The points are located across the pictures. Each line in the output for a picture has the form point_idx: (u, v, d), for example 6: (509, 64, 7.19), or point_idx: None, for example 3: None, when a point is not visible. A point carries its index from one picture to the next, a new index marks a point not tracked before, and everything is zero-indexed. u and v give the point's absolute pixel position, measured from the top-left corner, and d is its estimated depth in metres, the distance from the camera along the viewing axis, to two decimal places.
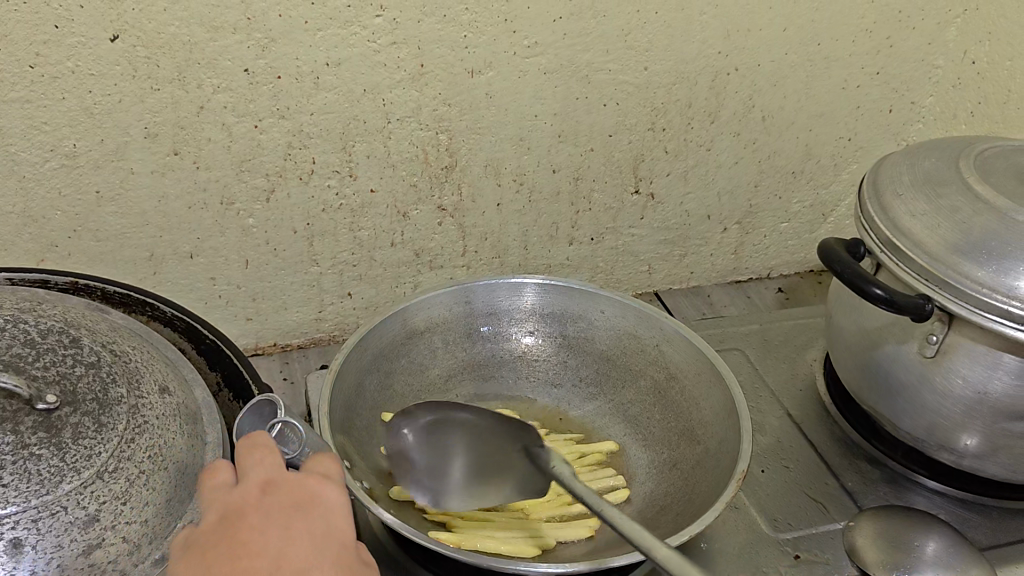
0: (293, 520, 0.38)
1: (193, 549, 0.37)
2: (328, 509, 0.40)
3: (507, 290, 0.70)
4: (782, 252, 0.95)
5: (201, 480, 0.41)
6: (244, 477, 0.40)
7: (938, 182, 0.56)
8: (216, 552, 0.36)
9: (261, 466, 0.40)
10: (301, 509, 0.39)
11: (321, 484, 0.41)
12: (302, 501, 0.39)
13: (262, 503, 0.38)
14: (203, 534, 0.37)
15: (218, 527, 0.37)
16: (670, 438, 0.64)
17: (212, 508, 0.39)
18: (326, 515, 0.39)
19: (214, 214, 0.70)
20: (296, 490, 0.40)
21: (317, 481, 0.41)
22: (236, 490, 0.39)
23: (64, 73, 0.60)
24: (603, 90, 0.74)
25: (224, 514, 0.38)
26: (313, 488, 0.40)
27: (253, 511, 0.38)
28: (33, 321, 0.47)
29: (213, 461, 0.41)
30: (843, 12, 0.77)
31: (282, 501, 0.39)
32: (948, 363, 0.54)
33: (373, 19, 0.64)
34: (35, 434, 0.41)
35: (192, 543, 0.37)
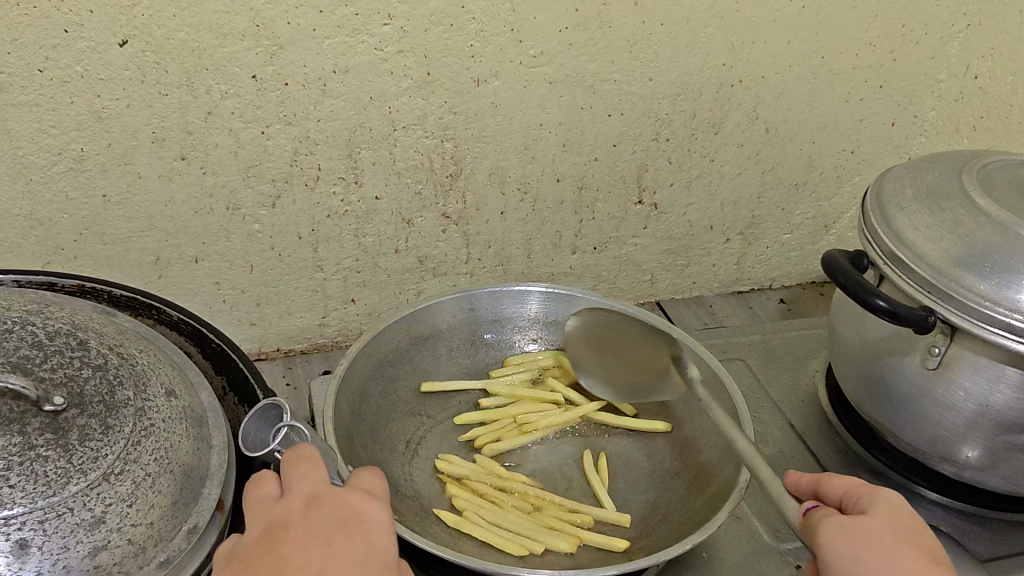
0: (335, 538, 0.38)
1: (236, 558, 0.38)
2: (372, 528, 0.40)
3: (513, 298, 0.71)
4: (784, 263, 0.95)
5: (246, 491, 0.42)
6: (289, 492, 0.41)
7: (942, 196, 0.57)
8: (258, 562, 0.37)
9: (305, 481, 0.41)
10: (345, 524, 0.39)
11: (366, 500, 0.41)
12: (346, 519, 0.40)
13: (305, 517, 0.39)
14: (246, 542, 0.38)
15: (262, 537, 0.38)
16: (672, 448, 0.64)
17: (257, 520, 0.40)
18: (370, 534, 0.40)
19: (220, 219, 0.71)
20: (340, 505, 0.40)
21: (362, 497, 0.41)
22: (280, 503, 0.40)
23: (73, 77, 0.60)
24: (608, 100, 0.75)
25: (267, 525, 0.39)
26: (357, 505, 0.41)
27: (297, 524, 0.39)
28: (40, 323, 0.47)
29: (260, 473, 0.43)
30: (846, 26, 0.77)
31: (325, 517, 0.39)
32: (950, 376, 0.55)
33: (380, 27, 0.65)
34: (42, 436, 0.41)
35: (237, 551, 0.38)
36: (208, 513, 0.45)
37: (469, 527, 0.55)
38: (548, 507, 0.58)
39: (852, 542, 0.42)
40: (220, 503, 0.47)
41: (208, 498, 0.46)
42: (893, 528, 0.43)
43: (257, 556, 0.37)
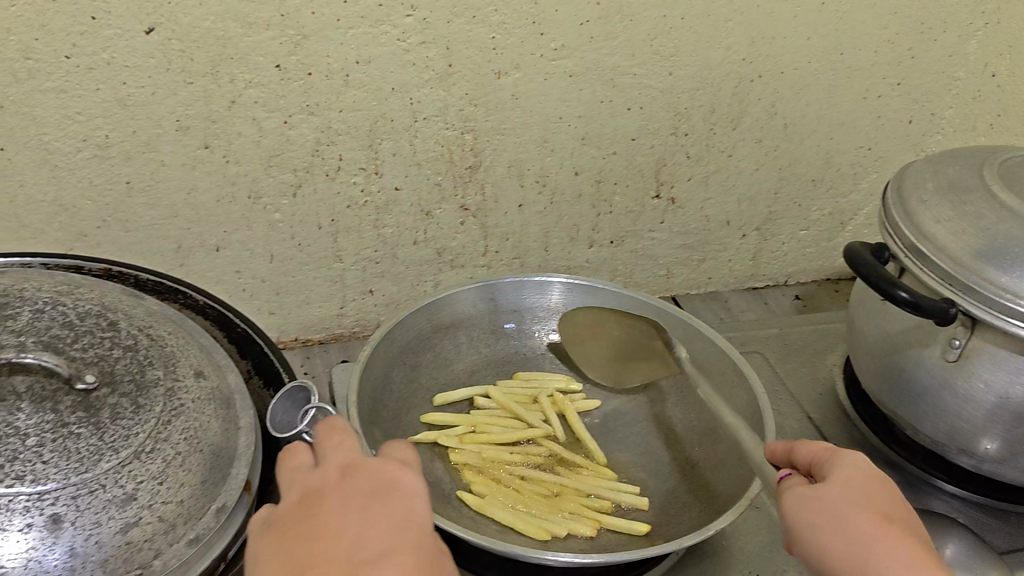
0: (370, 503, 0.39)
1: (273, 525, 0.39)
2: (407, 494, 0.40)
3: (533, 288, 0.71)
4: (800, 259, 0.95)
5: (281, 464, 0.43)
6: (324, 462, 0.42)
7: (963, 190, 0.57)
8: (293, 529, 0.38)
9: (339, 453, 0.42)
10: (379, 491, 0.40)
11: (400, 469, 0.41)
12: (380, 485, 0.40)
13: (339, 486, 0.40)
14: (283, 510, 0.40)
15: (298, 506, 0.39)
16: (692, 437, 0.64)
17: (293, 490, 0.41)
18: (405, 500, 0.40)
19: (242, 208, 0.71)
20: (375, 473, 0.41)
21: (396, 465, 0.42)
22: (314, 474, 0.41)
23: (99, 64, 0.60)
24: (628, 94, 0.75)
25: (303, 494, 0.40)
26: (392, 472, 0.41)
27: (331, 492, 0.40)
28: (71, 304, 0.48)
29: (296, 445, 0.44)
30: (866, 23, 0.77)
31: (359, 484, 0.40)
32: (969, 368, 0.55)
33: (403, 18, 0.65)
34: (74, 413, 0.42)
35: (273, 519, 0.39)
36: (237, 492, 0.46)
37: (490, 509, 0.56)
38: (566, 491, 0.59)
39: (812, 512, 0.44)
40: (247, 483, 0.48)
41: (236, 478, 0.47)
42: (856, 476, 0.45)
43: (292, 523, 0.38)
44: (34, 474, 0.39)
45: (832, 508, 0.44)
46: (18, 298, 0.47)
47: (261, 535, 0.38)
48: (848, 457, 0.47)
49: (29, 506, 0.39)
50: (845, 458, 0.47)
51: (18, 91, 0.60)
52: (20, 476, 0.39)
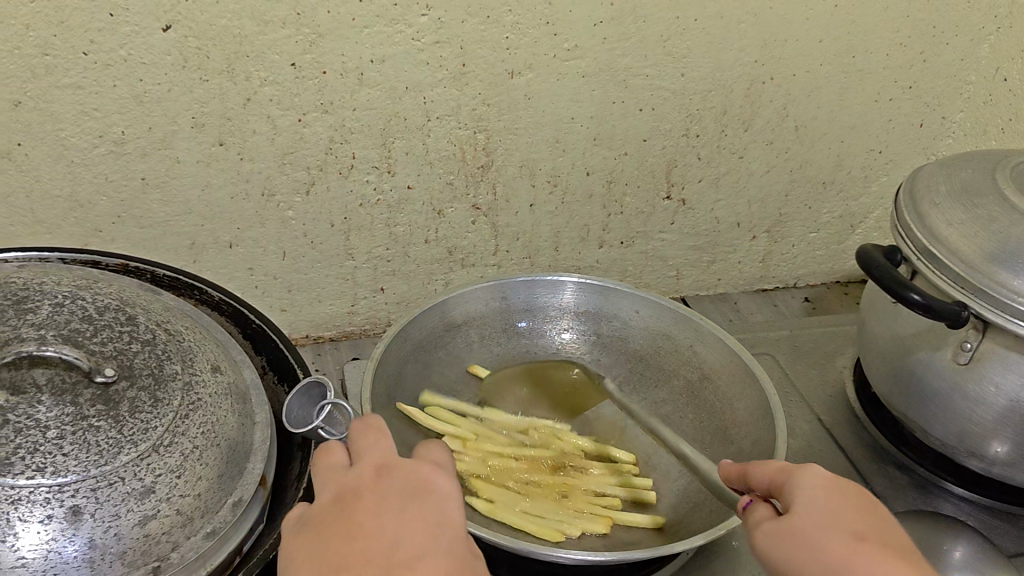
0: (406, 506, 0.39)
1: (311, 526, 0.39)
2: (441, 497, 0.40)
3: (546, 287, 0.72)
4: (809, 262, 0.95)
5: (315, 460, 0.43)
6: (358, 460, 0.42)
7: (976, 193, 0.57)
8: (332, 533, 0.38)
9: (373, 450, 0.42)
10: (414, 493, 0.40)
11: (434, 471, 0.41)
12: (415, 487, 0.40)
13: (375, 486, 0.40)
14: (319, 511, 0.40)
15: (334, 506, 0.40)
16: (703, 437, 0.64)
17: (328, 488, 0.41)
18: (440, 503, 0.40)
19: (255, 205, 0.72)
20: (410, 475, 0.41)
21: (430, 467, 0.42)
22: (349, 472, 0.41)
23: (116, 61, 0.61)
24: (640, 95, 0.75)
25: (339, 493, 0.40)
26: (426, 473, 0.41)
27: (367, 492, 0.40)
28: (90, 298, 0.48)
29: (329, 441, 0.44)
30: (878, 26, 0.78)
31: (395, 486, 0.40)
32: (980, 371, 0.55)
33: (418, 17, 0.65)
34: (94, 407, 0.42)
35: (310, 520, 0.40)
36: (253, 486, 0.46)
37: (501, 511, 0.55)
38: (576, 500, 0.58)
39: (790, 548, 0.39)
40: (263, 478, 0.48)
41: (252, 472, 0.47)
42: (824, 492, 0.40)
43: (331, 526, 0.38)
44: (54, 466, 0.40)
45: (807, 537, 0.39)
46: (37, 291, 0.47)
47: (299, 536, 0.39)
48: (804, 475, 0.41)
49: (49, 498, 0.39)
50: (802, 476, 0.41)
51: (35, 87, 0.60)
52: (41, 468, 0.39)
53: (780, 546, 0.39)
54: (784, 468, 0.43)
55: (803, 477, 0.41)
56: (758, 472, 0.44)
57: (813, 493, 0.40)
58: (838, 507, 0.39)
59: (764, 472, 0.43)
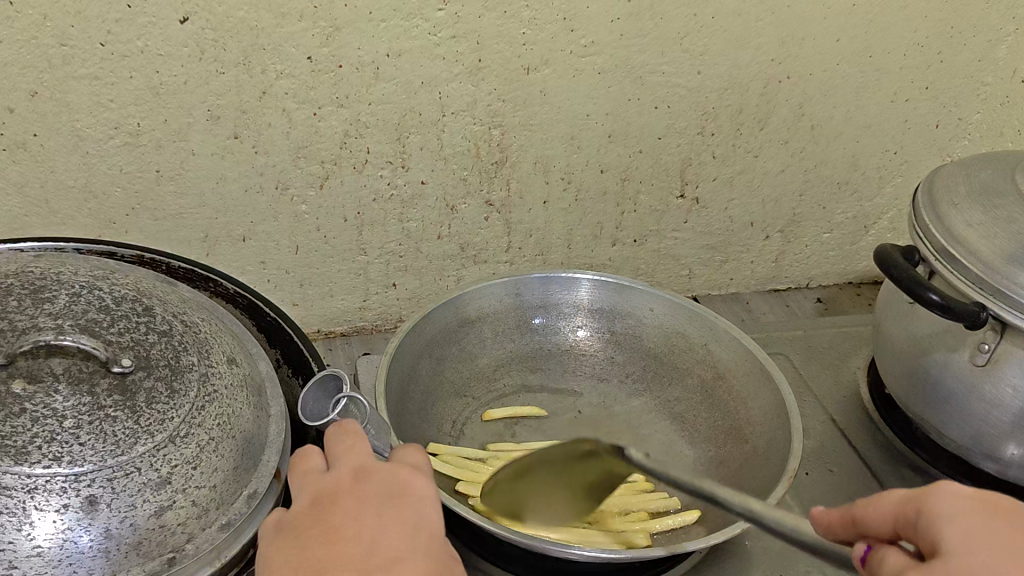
0: (383, 510, 0.39)
1: (286, 529, 0.39)
2: (419, 498, 0.41)
3: (561, 284, 0.71)
4: (822, 263, 0.95)
5: (293, 464, 0.44)
6: (336, 464, 0.42)
7: (995, 194, 0.57)
8: (307, 536, 0.38)
9: (351, 453, 0.43)
10: (392, 494, 0.40)
11: (411, 473, 0.42)
12: (393, 490, 0.41)
13: (353, 489, 0.40)
14: (296, 513, 0.40)
15: (311, 509, 0.40)
16: (717, 436, 0.64)
17: (305, 492, 0.41)
18: (417, 504, 0.40)
19: (269, 198, 0.71)
20: (388, 477, 0.41)
21: (408, 469, 0.42)
22: (327, 476, 0.42)
23: (133, 52, 0.61)
24: (656, 92, 0.75)
25: (315, 497, 0.41)
26: (404, 477, 0.42)
27: (345, 496, 0.40)
28: (107, 288, 0.48)
29: (307, 446, 0.44)
30: (895, 26, 0.77)
31: (373, 489, 0.40)
32: (998, 372, 0.55)
33: (435, 12, 0.65)
34: (111, 397, 0.42)
35: (286, 523, 0.40)
36: (268, 479, 0.46)
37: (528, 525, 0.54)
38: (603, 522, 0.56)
39: None
40: (278, 472, 0.48)
41: (267, 465, 0.47)
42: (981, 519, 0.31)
43: (307, 529, 0.39)
44: (71, 455, 0.39)
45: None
46: (55, 281, 0.47)
47: (274, 540, 0.39)
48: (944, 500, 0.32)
49: (65, 487, 0.39)
50: (936, 500, 0.32)
51: (52, 77, 0.60)
52: (58, 457, 0.39)
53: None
54: (904, 497, 0.34)
55: (938, 501, 0.32)
56: (869, 508, 0.35)
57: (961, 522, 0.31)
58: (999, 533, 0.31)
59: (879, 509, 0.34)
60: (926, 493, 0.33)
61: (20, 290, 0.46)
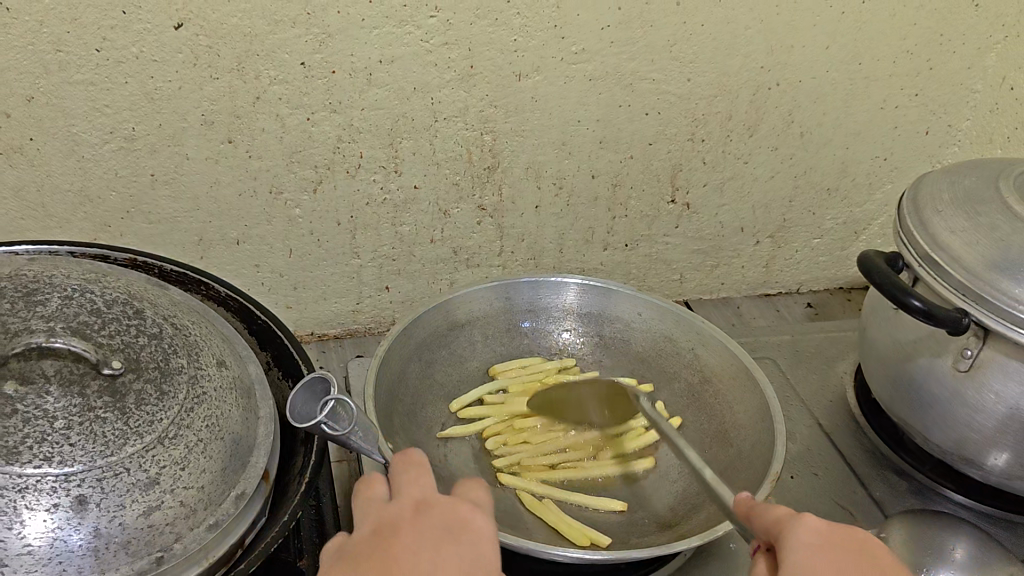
0: (440, 542, 0.42)
1: (349, 553, 0.43)
2: (475, 534, 0.43)
3: (550, 288, 0.72)
4: (813, 268, 0.96)
5: (357, 492, 0.47)
6: (399, 495, 0.46)
7: (978, 201, 0.58)
8: (367, 560, 0.41)
9: (414, 487, 0.46)
10: (450, 529, 0.43)
11: (471, 510, 0.45)
12: (451, 525, 0.43)
13: (413, 521, 0.44)
14: (359, 538, 0.43)
15: (372, 535, 0.43)
16: (703, 440, 0.65)
17: (368, 519, 0.44)
18: (473, 540, 0.43)
19: (263, 202, 0.72)
20: (447, 512, 0.44)
21: (468, 506, 0.45)
22: (390, 505, 0.45)
23: (128, 58, 0.62)
24: (646, 99, 0.76)
25: (378, 524, 0.44)
26: (464, 513, 0.44)
27: (405, 525, 0.43)
28: (99, 291, 0.49)
29: (372, 474, 0.47)
30: (885, 33, 0.78)
31: (432, 522, 0.43)
32: (981, 378, 0.55)
33: (427, 19, 0.66)
34: (100, 398, 0.43)
35: (348, 547, 0.43)
36: (255, 480, 0.47)
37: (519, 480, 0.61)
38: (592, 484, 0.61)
39: None
40: (266, 473, 0.49)
41: (254, 467, 0.48)
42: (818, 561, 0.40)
43: (367, 553, 0.42)
44: (61, 456, 0.40)
45: None
46: (47, 284, 0.48)
47: (337, 562, 0.42)
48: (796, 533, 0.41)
49: (56, 487, 0.40)
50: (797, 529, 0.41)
51: (48, 83, 0.61)
52: (48, 457, 0.40)
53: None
54: (780, 515, 0.42)
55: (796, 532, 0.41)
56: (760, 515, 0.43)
57: (807, 551, 0.40)
58: (831, 560, 0.40)
59: (767, 516, 0.43)
60: (791, 520, 0.41)
61: (12, 293, 0.46)
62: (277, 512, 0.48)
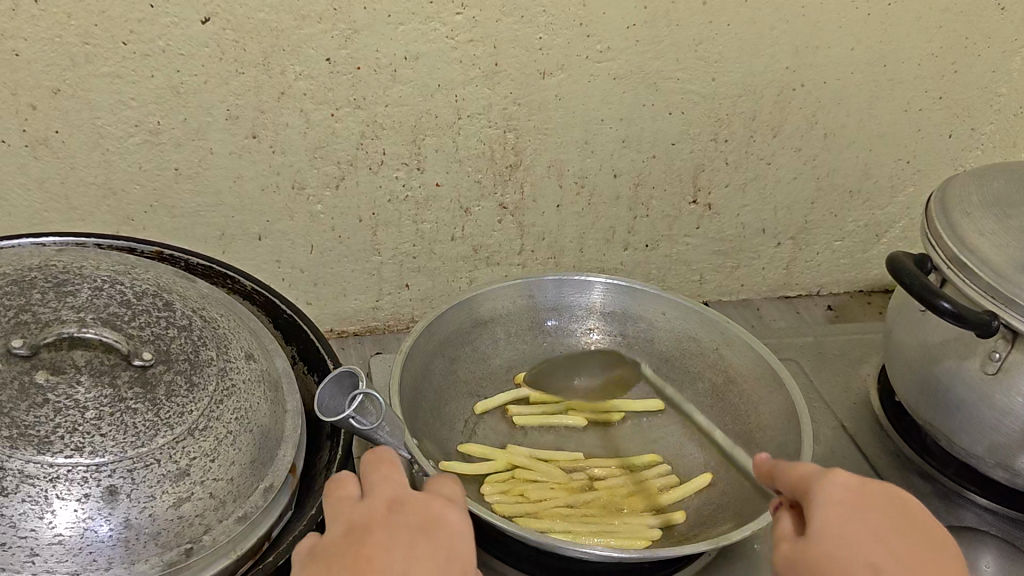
0: (415, 541, 0.41)
1: (322, 555, 0.41)
2: (450, 534, 0.42)
3: (575, 287, 0.72)
4: (833, 270, 0.95)
5: (327, 491, 0.45)
6: (371, 494, 0.44)
7: (1007, 203, 0.57)
8: (341, 563, 0.40)
9: (386, 485, 0.44)
10: (423, 531, 0.42)
11: (444, 507, 0.43)
12: (425, 523, 0.42)
13: (387, 521, 0.42)
14: (331, 540, 0.41)
15: (344, 537, 0.41)
16: (727, 440, 0.65)
17: (339, 520, 0.43)
18: (449, 540, 0.42)
19: (285, 197, 0.72)
20: (420, 509, 0.43)
21: (441, 502, 0.44)
22: (361, 505, 0.43)
23: (155, 51, 0.62)
24: (670, 98, 0.76)
25: (349, 524, 0.42)
26: (437, 509, 0.43)
27: (378, 526, 0.41)
28: (129, 283, 0.49)
29: (342, 473, 0.45)
30: (911, 35, 0.78)
31: (405, 520, 0.42)
32: (1009, 381, 0.55)
33: (453, 16, 0.66)
34: (131, 389, 0.43)
35: (319, 550, 0.41)
36: (284, 474, 0.47)
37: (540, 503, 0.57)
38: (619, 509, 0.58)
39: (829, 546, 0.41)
40: (293, 466, 0.49)
41: (282, 460, 0.48)
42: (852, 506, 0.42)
43: (341, 556, 0.40)
44: (92, 446, 0.40)
45: (837, 547, 0.41)
46: (78, 275, 0.48)
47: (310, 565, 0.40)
48: (830, 480, 0.43)
49: (87, 477, 0.40)
50: (821, 487, 0.43)
51: (74, 75, 0.61)
52: (80, 447, 0.40)
53: (799, 557, 0.42)
54: (807, 473, 0.44)
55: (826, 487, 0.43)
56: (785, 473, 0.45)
57: (836, 506, 0.42)
58: (859, 516, 0.42)
59: (790, 476, 0.45)
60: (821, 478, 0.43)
61: (43, 284, 0.46)
62: (305, 506, 0.48)
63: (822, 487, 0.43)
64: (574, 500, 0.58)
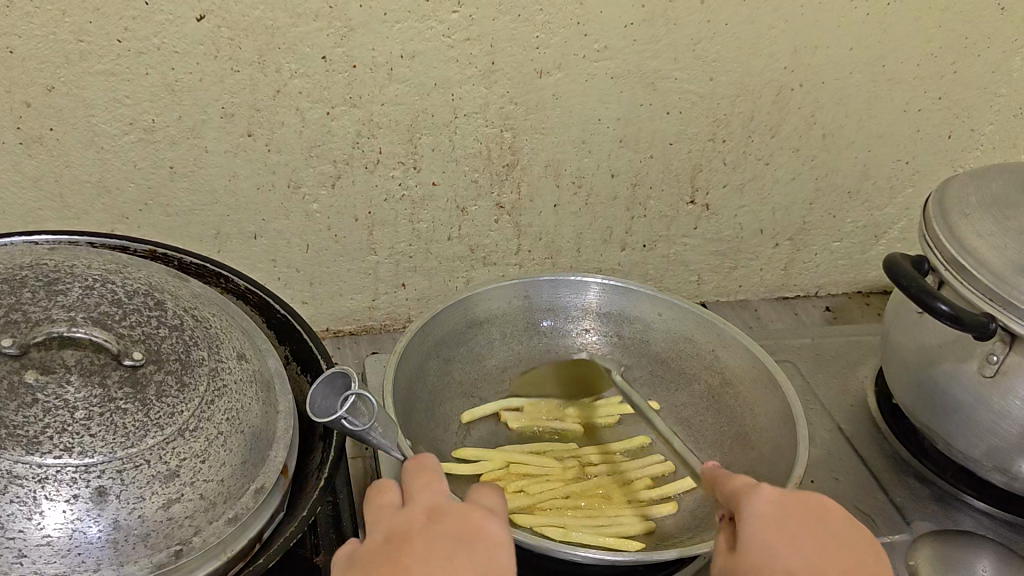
0: (454, 552, 0.39)
1: (358, 564, 0.39)
2: (491, 545, 0.40)
3: (571, 288, 0.72)
4: (832, 271, 0.95)
5: (368, 499, 0.43)
6: (412, 502, 0.42)
7: (1005, 204, 0.57)
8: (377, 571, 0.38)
9: (427, 493, 0.42)
10: (462, 541, 0.39)
11: (487, 518, 0.41)
12: (466, 533, 0.40)
13: (427, 531, 0.40)
14: (369, 547, 0.39)
15: (383, 545, 0.39)
16: (723, 442, 0.64)
17: (379, 528, 0.41)
18: (490, 552, 0.40)
19: (280, 196, 0.72)
20: (461, 519, 0.41)
21: (483, 513, 0.41)
22: (402, 513, 0.41)
23: (150, 49, 0.61)
24: (668, 98, 0.75)
25: (389, 532, 0.40)
26: (478, 520, 0.41)
27: (418, 536, 0.40)
28: (120, 282, 0.48)
29: (382, 480, 0.44)
30: (910, 35, 0.77)
31: (446, 530, 0.40)
32: (1007, 384, 0.55)
33: (449, 14, 0.66)
34: (121, 389, 0.42)
35: (357, 557, 0.39)
36: (275, 474, 0.47)
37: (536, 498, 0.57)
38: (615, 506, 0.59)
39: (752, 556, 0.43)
40: (285, 468, 0.48)
41: (274, 461, 0.47)
42: (777, 514, 0.44)
43: (378, 564, 0.38)
44: (81, 446, 0.40)
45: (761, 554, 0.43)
46: (68, 274, 0.47)
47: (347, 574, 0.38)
48: (759, 491, 0.45)
49: (75, 478, 0.39)
50: (751, 499, 0.45)
51: (69, 73, 0.61)
52: (68, 448, 0.40)
53: (735, 569, 0.44)
54: (741, 486, 0.47)
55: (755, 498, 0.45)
56: (724, 485, 0.48)
57: (762, 518, 0.44)
58: (782, 525, 0.44)
59: (729, 487, 0.47)
60: (753, 490, 0.46)
61: (34, 283, 0.46)
62: (296, 508, 0.47)
63: (751, 499, 0.45)
64: (570, 495, 0.58)
